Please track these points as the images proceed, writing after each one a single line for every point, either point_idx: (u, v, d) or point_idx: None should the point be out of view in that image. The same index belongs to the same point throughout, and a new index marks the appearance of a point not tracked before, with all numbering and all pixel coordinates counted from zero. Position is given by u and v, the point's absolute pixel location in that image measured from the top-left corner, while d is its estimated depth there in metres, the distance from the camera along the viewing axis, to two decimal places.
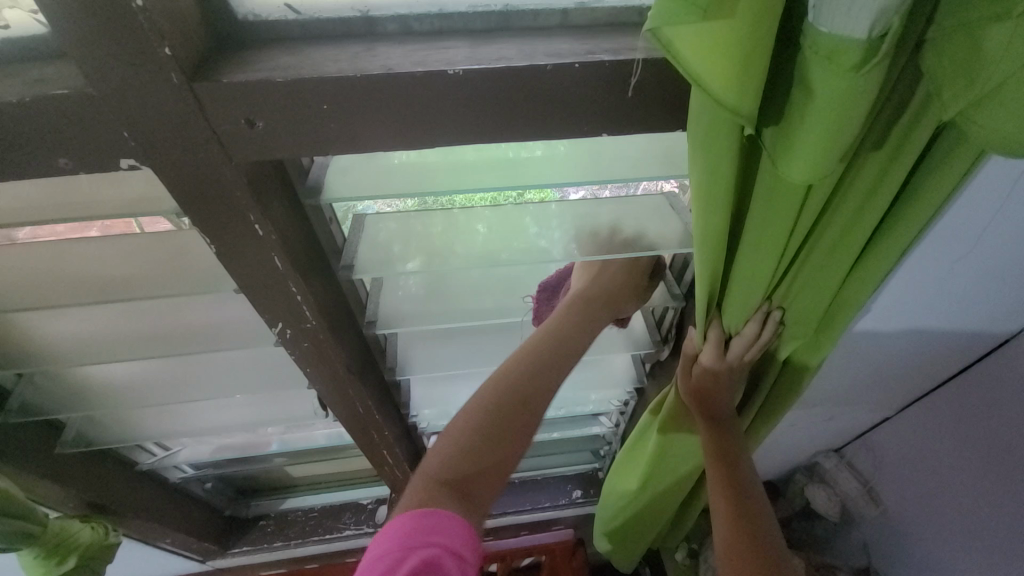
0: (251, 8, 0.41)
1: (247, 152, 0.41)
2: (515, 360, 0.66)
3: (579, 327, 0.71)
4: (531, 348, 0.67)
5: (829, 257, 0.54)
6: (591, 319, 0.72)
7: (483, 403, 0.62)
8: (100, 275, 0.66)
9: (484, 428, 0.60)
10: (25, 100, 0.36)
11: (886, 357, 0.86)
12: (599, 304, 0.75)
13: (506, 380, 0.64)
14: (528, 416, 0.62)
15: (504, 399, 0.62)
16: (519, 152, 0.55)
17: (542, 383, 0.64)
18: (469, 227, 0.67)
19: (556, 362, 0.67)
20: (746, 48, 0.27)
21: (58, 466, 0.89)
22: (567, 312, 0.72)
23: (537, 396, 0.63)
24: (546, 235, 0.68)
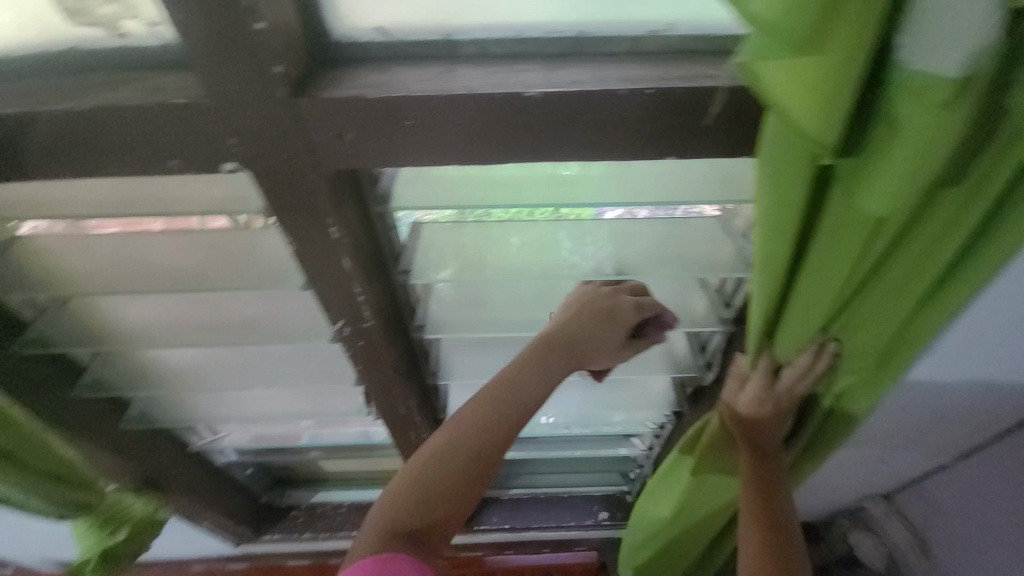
0: (345, 30, 0.45)
1: (334, 161, 0.44)
2: (472, 405, 0.59)
3: (538, 379, 0.61)
4: (490, 391, 0.60)
5: (895, 292, 0.52)
6: (550, 376, 0.62)
7: (433, 453, 0.57)
8: (177, 267, 0.71)
9: (435, 482, 0.55)
10: (148, 107, 0.41)
11: (946, 401, 0.81)
12: (565, 355, 0.63)
13: (460, 430, 0.58)
14: (482, 469, 0.57)
15: (458, 450, 0.57)
16: (564, 171, 0.57)
17: (498, 434, 0.58)
18: (503, 240, 0.69)
19: (516, 410, 0.60)
20: (834, 83, 0.27)
21: (120, 442, 0.95)
22: (528, 358, 0.62)
23: (493, 447, 0.58)
24: (580, 251, 0.70)
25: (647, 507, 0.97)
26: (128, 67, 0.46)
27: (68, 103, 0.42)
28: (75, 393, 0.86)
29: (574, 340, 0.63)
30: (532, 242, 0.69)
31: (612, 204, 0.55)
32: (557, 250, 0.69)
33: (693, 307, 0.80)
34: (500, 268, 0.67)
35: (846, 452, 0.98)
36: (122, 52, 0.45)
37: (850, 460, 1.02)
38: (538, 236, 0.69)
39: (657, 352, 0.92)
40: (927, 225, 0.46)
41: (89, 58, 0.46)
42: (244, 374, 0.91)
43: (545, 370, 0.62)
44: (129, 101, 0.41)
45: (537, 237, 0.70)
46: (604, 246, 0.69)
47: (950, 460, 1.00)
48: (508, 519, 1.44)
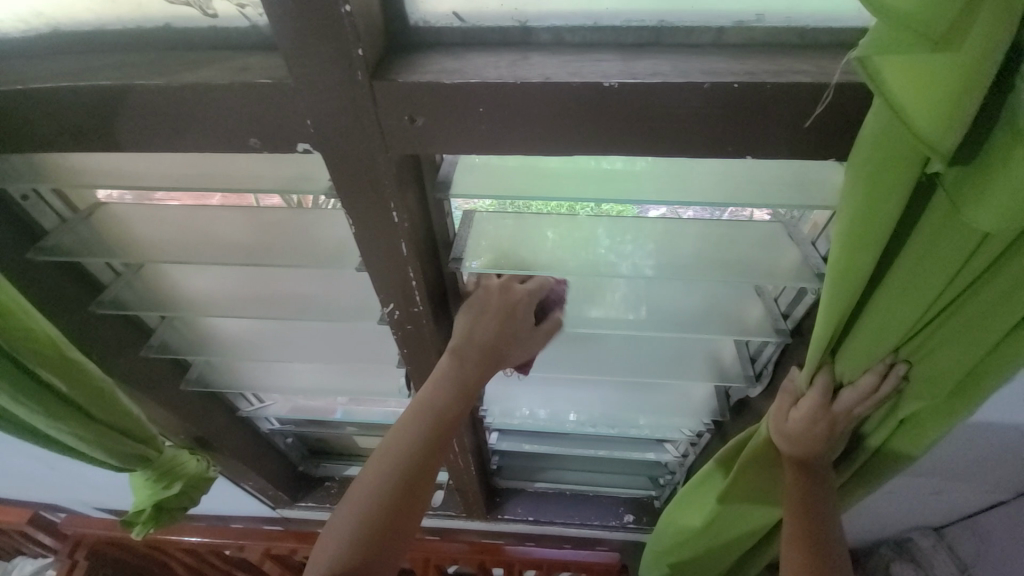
0: (422, 15, 0.45)
1: (404, 146, 0.44)
2: (396, 436, 0.66)
3: (455, 396, 0.68)
4: (411, 417, 0.67)
5: (983, 317, 0.48)
6: (466, 388, 0.68)
7: (367, 487, 0.63)
8: (242, 240, 0.75)
9: (374, 511, 0.62)
10: (232, 84, 0.43)
11: (1017, 434, 0.76)
12: (479, 360, 0.70)
13: (388, 460, 0.64)
14: (416, 488, 0.64)
15: (391, 477, 0.63)
16: (606, 164, 0.56)
17: (424, 455, 0.65)
18: (537, 233, 0.68)
19: (437, 430, 0.67)
20: (966, 82, 0.25)
21: (179, 400, 1.02)
22: (440, 382, 0.69)
23: (425, 467, 0.65)
24: (617, 249, 0.67)
25: (678, 514, 0.95)
26: (216, 46, 0.48)
27: (162, 79, 0.44)
28: (145, 351, 0.92)
29: (486, 346, 0.69)
30: (566, 238, 0.68)
31: (656, 203, 0.53)
32: (594, 247, 0.67)
33: (747, 316, 0.76)
34: (550, 260, 0.66)
35: (899, 480, 0.93)
36: (211, 31, 0.47)
37: (902, 489, 0.96)
38: (575, 233, 0.68)
39: (701, 359, 0.89)
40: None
41: (180, 36, 0.48)
42: (293, 347, 0.95)
43: (461, 386, 0.69)
44: (216, 79, 0.43)
45: (575, 230, 0.68)
46: (644, 245, 0.67)
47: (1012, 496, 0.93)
48: (533, 512, 1.43)
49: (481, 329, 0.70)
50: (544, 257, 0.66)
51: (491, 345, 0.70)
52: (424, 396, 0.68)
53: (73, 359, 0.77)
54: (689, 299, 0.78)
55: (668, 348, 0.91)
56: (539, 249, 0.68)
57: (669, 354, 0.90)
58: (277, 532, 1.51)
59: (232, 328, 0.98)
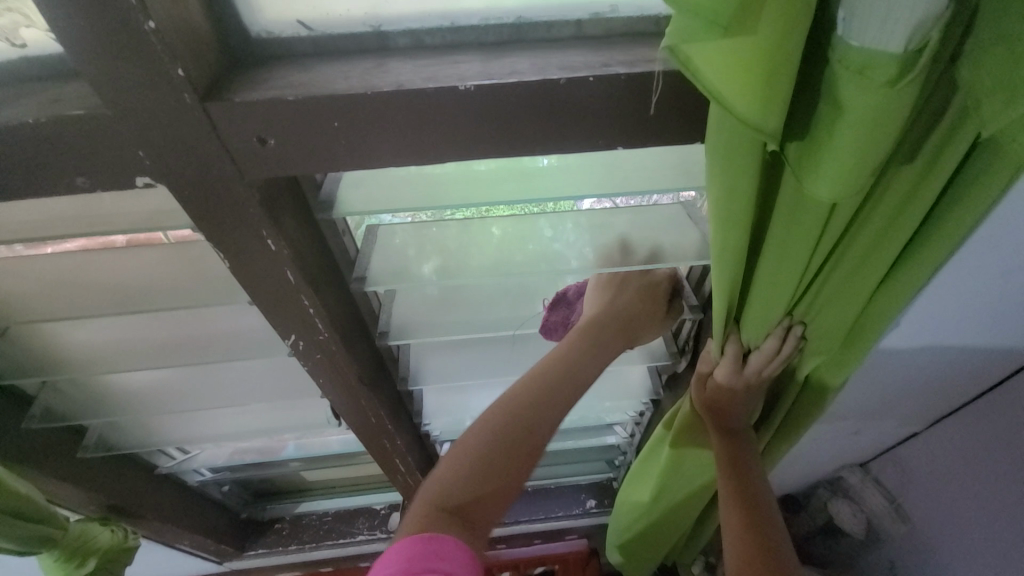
0: (265, 26, 0.41)
1: (260, 169, 0.40)
2: (523, 388, 0.63)
3: (583, 363, 0.67)
4: (538, 375, 0.65)
5: (856, 271, 0.52)
6: (598, 355, 0.68)
7: (487, 430, 0.60)
8: (124, 286, 0.67)
9: (489, 453, 0.58)
10: (40, 121, 0.37)
11: (911, 372, 0.83)
12: (621, 329, 0.71)
13: (512, 409, 0.62)
14: (532, 448, 0.60)
15: (511, 425, 0.60)
16: (540, 162, 0.55)
17: (547, 414, 0.62)
18: (484, 231, 0.67)
19: (565, 395, 0.64)
20: (769, 66, 0.25)
21: (79, 470, 0.91)
22: (575, 344, 0.68)
23: (545, 430, 0.61)
24: (561, 239, 0.68)
25: (629, 491, 0.99)
26: (29, 79, 0.41)
27: None
28: (25, 424, 0.81)
29: (631, 312, 0.71)
30: (509, 235, 0.67)
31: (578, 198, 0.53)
32: (538, 239, 0.67)
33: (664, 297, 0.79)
34: (468, 266, 0.64)
35: (821, 427, 1.00)
36: (22, 63, 0.41)
37: (826, 434, 1.03)
38: (518, 229, 0.67)
39: None
40: (880, 206, 0.45)
41: None
42: (207, 392, 0.87)
43: (596, 352, 0.68)
44: (24, 117, 0.37)
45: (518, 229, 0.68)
46: (583, 236, 0.68)
47: (922, 427, 1.03)
48: None
49: (626, 301, 0.73)
50: (467, 263, 0.64)
51: (633, 318, 0.72)
52: (554, 356, 0.67)
53: None
54: None
55: None
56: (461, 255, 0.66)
57: None
58: None
59: (131, 382, 0.88)
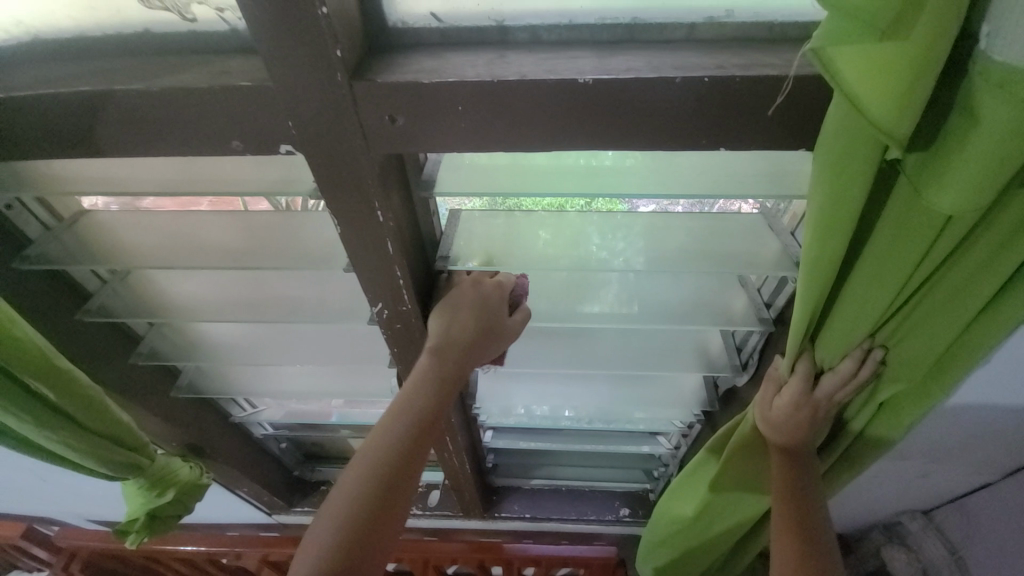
0: (401, 16, 0.46)
1: (385, 145, 0.45)
2: (377, 437, 0.63)
3: (434, 394, 0.66)
4: (389, 422, 0.65)
5: (953, 299, 0.50)
6: (443, 385, 0.67)
7: (347, 496, 0.60)
8: (227, 245, 0.75)
9: (358, 506, 0.59)
10: (212, 88, 0.43)
11: (999, 415, 0.77)
12: (456, 359, 0.68)
13: (365, 468, 0.61)
14: (394, 494, 0.61)
15: (376, 473, 0.61)
16: (604, 160, 0.57)
17: (409, 451, 0.63)
18: (530, 232, 0.68)
19: (423, 426, 0.65)
20: (914, 72, 0.26)
21: (169, 407, 1.02)
22: (421, 385, 0.66)
23: (403, 472, 0.62)
24: (609, 246, 0.68)
25: (670, 504, 0.96)
26: (195, 50, 0.48)
27: (142, 83, 0.45)
28: (133, 359, 0.92)
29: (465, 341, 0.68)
30: (558, 237, 0.68)
31: (652, 197, 0.54)
32: (600, 240, 0.68)
33: (732, 306, 0.77)
34: (540, 256, 0.66)
35: (883, 464, 0.95)
36: (190, 35, 0.48)
37: (887, 472, 0.98)
38: (567, 229, 0.68)
39: (689, 349, 0.91)
40: (987, 232, 0.44)
41: (162, 43, 0.48)
42: (285, 349, 0.94)
43: (441, 384, 0.67)
44: (196, 83, 0.43)
45: (565, 226, 0.69)
46: (635, 241, 0.68)
47: (997, 477, 0.95)
48: (529, 509, 1.44)
49: (457, 326, 0.67)
50: (517, 252, 0.66)
51: (466, 342, 0.68)
52: (405, 394, 0.66)
53: (62, 368, 0.76)
54: (674, 292, 0.79)
55: (657, 340, 0.92)
56: (528, 243, 0.68)
57: (658, 346, 0.91)
58: (273, 539, 1.51)
59: (221, 334, 0.98)
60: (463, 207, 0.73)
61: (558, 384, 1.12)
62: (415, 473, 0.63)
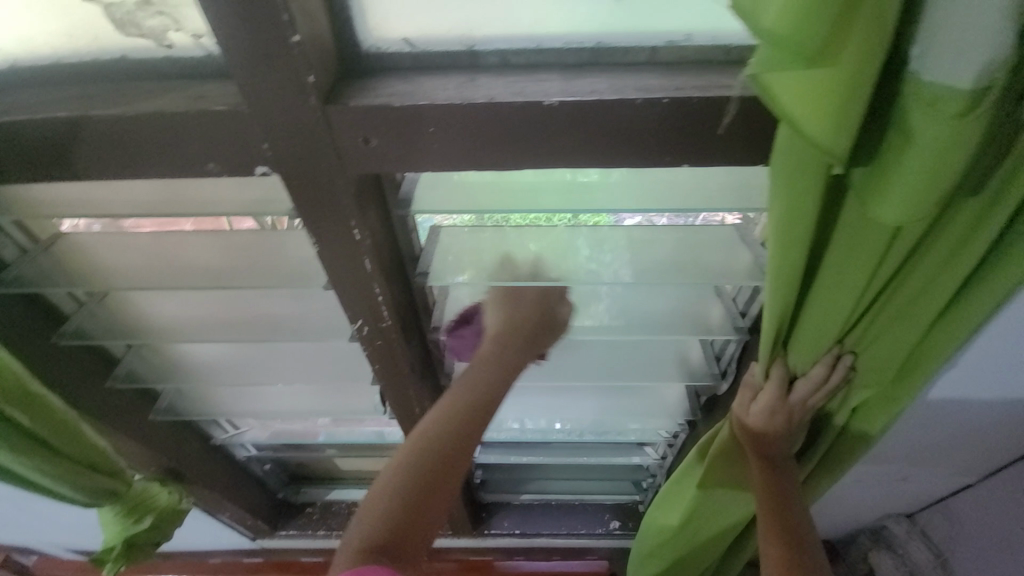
0: (374, 42, 0.47)
1: (360, 165, 0.46)
2: (438, 413, 0.69)
3: (492, 382, 0.73)
4: (449, 403, 0.70)
5: (912, 304, 0.52)
6: (501, 374, 0.73)
7: (404, 464, 0.65)
8: (207, 265, 0.75)
9: (415, 478, 0.64)
10: (188, 113, 0.44)
11: (970, 416, 0.79)
12: (512, 349, 0.75)
13: (424, 442, 0.66)
14: (447, 472, 0.65)
15: (434, 448, 0.66)
16: (583, 178, 0.58)
17: (466, 432, 0.68)
18: (519, 245, 0.69)
19: (479, 412, 0.70)
20: (846, 94, 0.28)
21: (148, 431, 1.00)
22: (479, 372, 0.74)
23: (458, 451, 0.67)
24: (597, 258, 0.70)
25: (656, 514, 0.96)
26: (170, 74, 0.49)
27: (119, 108, 0.45)
28: (110, 382, 0.91)
29: (522, 335, 0.76)
30: (545, 248, 0.69)
31: (629, 211, 0.55)
32: (579, 256, 0.69)
33: (710, 315, 0.79)
34: (516, 274, 0.70)
35: (863, 469, 0.96)
36: (166, 60, 0.49)
37: (868, 477, 0.99)
38: (555, 243, 0.69)
39: (670, 360, 0.92)
40: (938, 240, 0.46)
41: (139, 69, 0.49)
42: (268, 368, 0.93)
43: (502, 373, 0.74)
44: (173, 108, 0.44)
45: (554, 240, 0.70)
46: (615, 254, 0.70)
47: (976, 479, 0.97)
48: (519, 525, 1.43)
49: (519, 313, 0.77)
50: (502, 269, 0.69)
51: (524, 331, 0.77)
52: (466, 379, 0.73)
53: (38, 394, 0.75)
54: (652, 303, 0.81)
55: (640, 351, 0.93)
56: (504, 260, 0.70)
57: (640, 357, 0.92)
58: (258, 564, 1.47)
59: (202, 355, 0.96)
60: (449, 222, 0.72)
61: (544, 397, 1.12)
62: (467, 453, 0.67)
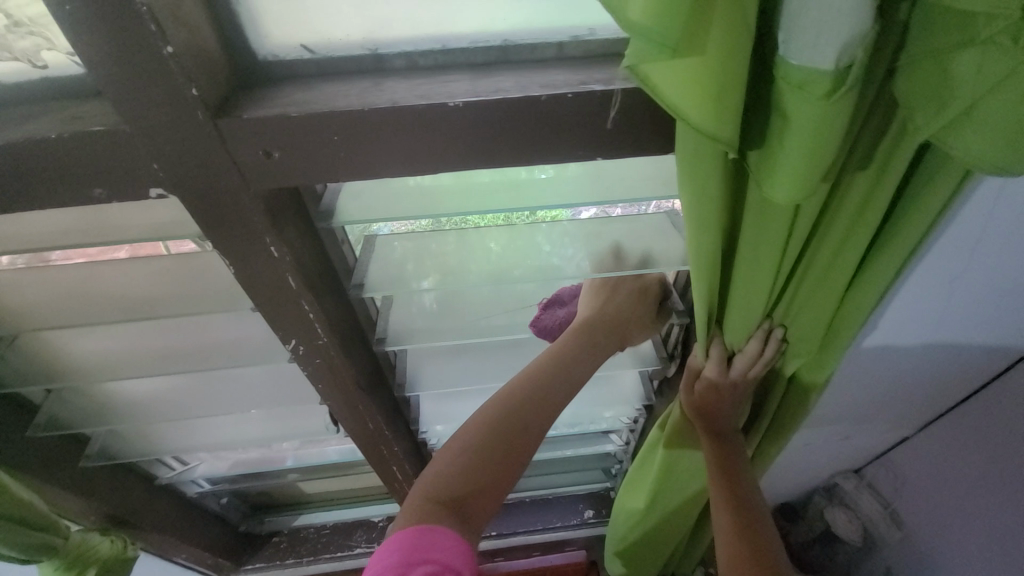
0: (271, 50, 0.45)
1: (264, 179, 0.44)
2: (520, 380, 0.68)
3: (580, 361, 0.72)
4: (533, 373, 0.69)
5: (826, 275, 0.54)
6: (592, 353, 0.74)
7: (483, 425, 0.64)
8: (124, 294, 0.70)
9: (490, 443, 0.63)
10: (62, 136, 0.40)
11: (897, 375, 0.85)
12: (605, 332, 0.76)
13: (506, 407, 0.66)
14: (522, 446, 0.64)
15: (514, 416, 0.65)
16: (538, 174, 0.58)
17: (546, 406, 0.67)
18: (481, 245, 0.69)
19: (561, 390, 0.69)
20: (716, 81, 0.29)
21: (82, 480, 0.93)
22: (571, 347, 0.73)
23: (534, 428, 0.65)
24: (559, 253, 0.69)
25: (624, 499, 0.98)
26: (48, 97, 0.45)
27: None
28: (31, 431, 0.82)
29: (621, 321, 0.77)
30: (510, 247, 0.69)
31: (555, 207, 0.55)
32: (539, 254, 0.69)
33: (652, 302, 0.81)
34: (473, 274, 0.67)
35: (810, 432, 1.01)
36: (41, 83, 0.44)
37: (816, 439, 1.05)
38: (518, 240, 0.69)
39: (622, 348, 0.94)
40: (839, 213, 0.48)
41: (6, 91, 0.45)
42: (208, 400, 0.88)
43: (591, 351, 0.74)
44: (46, 132, 0.41)
45: (518, 240, 0.70)
46: (554, 251, 0.70)
47: (912, 430, 1.04)
48: (494, 526, 1.43)
49: (621, 301, 0.79)
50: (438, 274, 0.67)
51: (625, 318, 0.78)
52: (552, 350, 0.72)
53: None
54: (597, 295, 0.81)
55: None
56: (464, 264, 0.69)
57: None
58: None
59: (135, 393, 0.90)
60: (404, 229, 0.73)
61: None
62: (546, 429, 0.67)
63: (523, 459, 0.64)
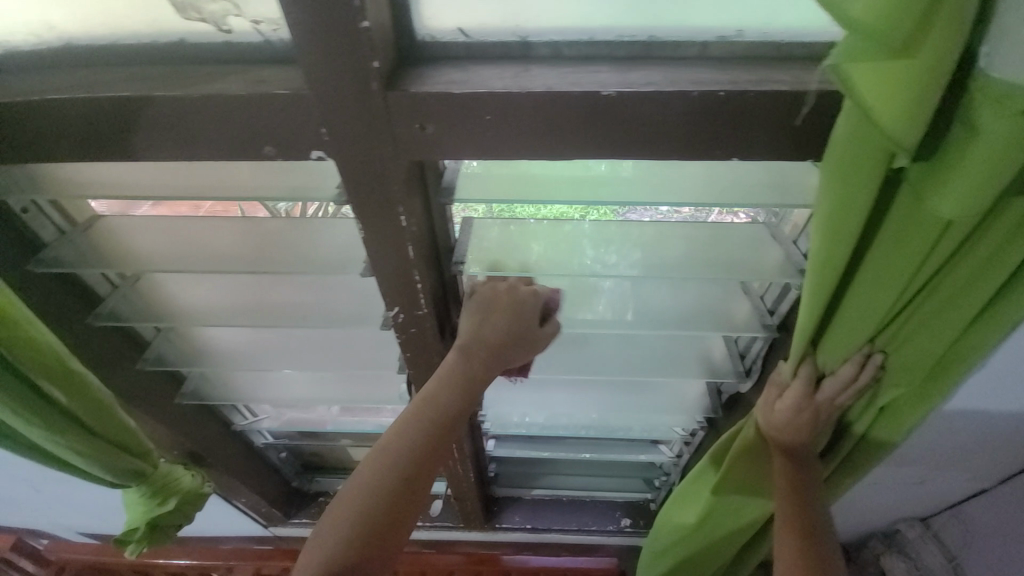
0: (429, 31, 0.48)
1: (415, 149, 0.47)
2: (400, 429, 0.62)
3: (456, 394, 0.65)
4: (412, 415, 0.63)
5: (950, 304, 0.53)
6: (467, 386, 0.65)
7: (368, 483, 0.59)
8: (236, 247, 0.76)
9: (378, 501, 0.58)
10: (250, 96, 0.45)
11: (991, 422, 0.80)
12: (485, 360, 0.67)
13: (389, 459, 0.60)
14: (413, 494, 0.60)
15: (400, 468, 0.60)
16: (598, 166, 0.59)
17: (434, 449, 0.62)
18: (523, 248, 0.68)
19: (444, 427, 0.63)
20: (918, 86, 0.29)
21: (175, 414, 1.02)
22: (443, 389, 0.64)
23: (425, 471, 0.61)
24: (602, 260, 0.68)
25: (674, 511, 0.96)
26: (226, 59, 0.50)
27: (183, 89, 0.46)
28: (142, 364, 0.92)
29: (493, 351, 0.67)
30: (549, 250, 0.69)
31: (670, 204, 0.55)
32: (579, 257, 0.68)
33: (736, 312, 0.80)
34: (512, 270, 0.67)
35: (881, 470, 0.97)
36: (224, 46, 0.49)
37: (885, 478, 1.00)
38: (560, 244, 0.69)
39: (692, 356, 0.92)
40: (982, 240, 0.47)
41: (194, 52, 0.50)
42: (292, 355, 0.94)
43: (465, 387, 0.65)
44: (234, 91, 0.45)
45: (557, 241, 0.69)
46: (629, 252, 0.69)
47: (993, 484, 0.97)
48: (529, 519, 1.44)
49: (493, 326, 0.67)
50: (527, 261, 0.68)
51: (496, 346, 0.67)
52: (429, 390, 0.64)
53: (74, 369, 0.76)
54: (680, 298, 0.81)
55: (664, 345, 0.93)
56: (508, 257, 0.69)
57: (665, 353, 0.92)
58: (269, 551, 1.49)
59: (225, 340, 0.97)
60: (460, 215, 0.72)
61: (559, 393, 1.12)
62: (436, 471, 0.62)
63: (416, 507, 0.61)
